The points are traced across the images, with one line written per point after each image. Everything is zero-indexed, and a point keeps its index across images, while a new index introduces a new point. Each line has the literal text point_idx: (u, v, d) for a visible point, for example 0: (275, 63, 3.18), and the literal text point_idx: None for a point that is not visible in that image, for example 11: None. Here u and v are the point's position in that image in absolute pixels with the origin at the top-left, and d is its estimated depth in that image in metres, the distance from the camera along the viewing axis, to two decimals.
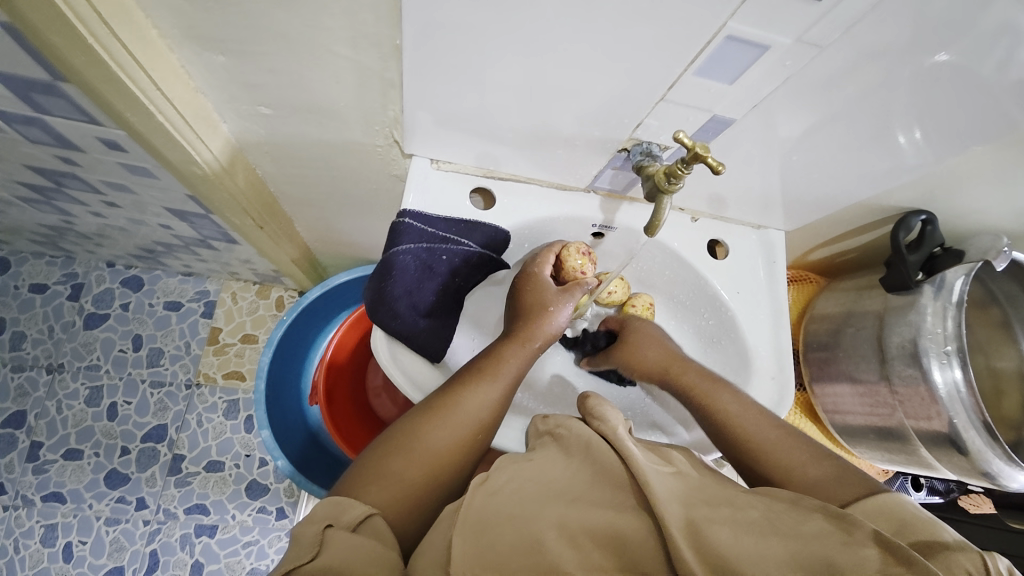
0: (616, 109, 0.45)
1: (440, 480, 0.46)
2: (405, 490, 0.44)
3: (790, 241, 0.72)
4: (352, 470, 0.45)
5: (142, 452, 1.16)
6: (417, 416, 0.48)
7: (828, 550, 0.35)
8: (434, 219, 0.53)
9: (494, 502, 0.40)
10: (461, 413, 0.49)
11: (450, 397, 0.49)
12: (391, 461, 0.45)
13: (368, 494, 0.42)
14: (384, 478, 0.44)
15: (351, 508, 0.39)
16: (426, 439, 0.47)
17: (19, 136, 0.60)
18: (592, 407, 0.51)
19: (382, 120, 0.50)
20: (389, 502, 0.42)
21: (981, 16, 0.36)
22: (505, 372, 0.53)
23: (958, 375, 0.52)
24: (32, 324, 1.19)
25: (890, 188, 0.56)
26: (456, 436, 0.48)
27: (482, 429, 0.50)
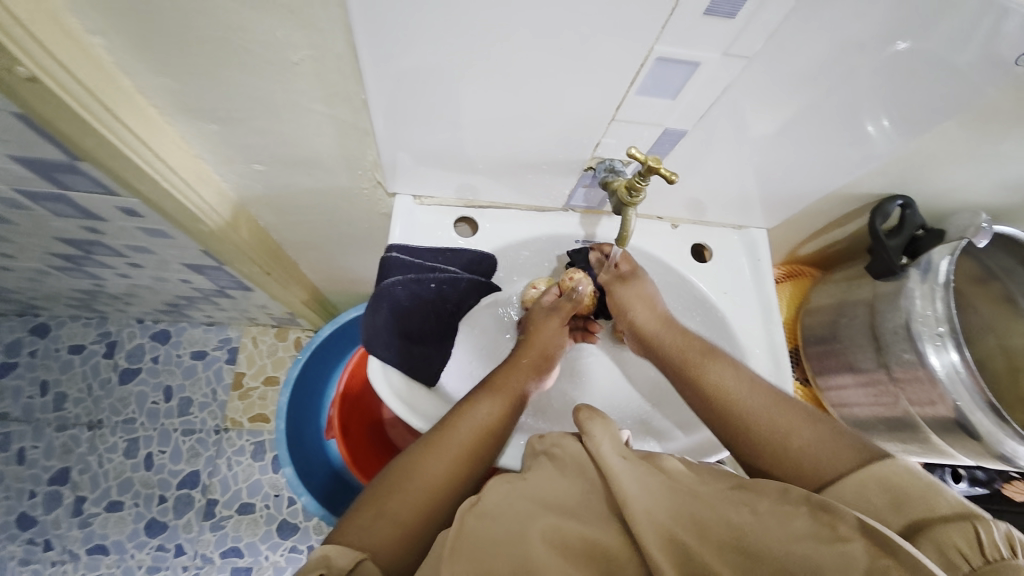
0: (573, 132, 0.48)
1: (434, 514, 0.47)
2: (398, 531, 0.44)
3: (776, 238, 0.73)
4: (348, 513, 0.47)
5: (179, 499, 1.20)
6: (411, 454, 0.50)
7: (814, 551, 0.36)
8: (420, 250, 0.57)
9: (479, 525, 0.40)
10: (455, 445, 0.50)
11: (443, 430, 0.51)
12: (386, 501, 0.46)
13: (361, 539, 0.43)
14: (380, 519, 0.45)
15: (343, 555, 0.41)
16: (419, 476, 0.48)
17: (51, 213, 0.66)
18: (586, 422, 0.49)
19: (364, 164, 0.55)
20: (384, 543, 0.43)
21: (901, 11, 0.38)
22: (502, 402, 0.55)
23: (955, 357, 0.51)
24: (72, 384, 1.26)
25: (860, 176, 0.57)
26: (447, 469, 0.49)
27: (475, 461, 0.51)
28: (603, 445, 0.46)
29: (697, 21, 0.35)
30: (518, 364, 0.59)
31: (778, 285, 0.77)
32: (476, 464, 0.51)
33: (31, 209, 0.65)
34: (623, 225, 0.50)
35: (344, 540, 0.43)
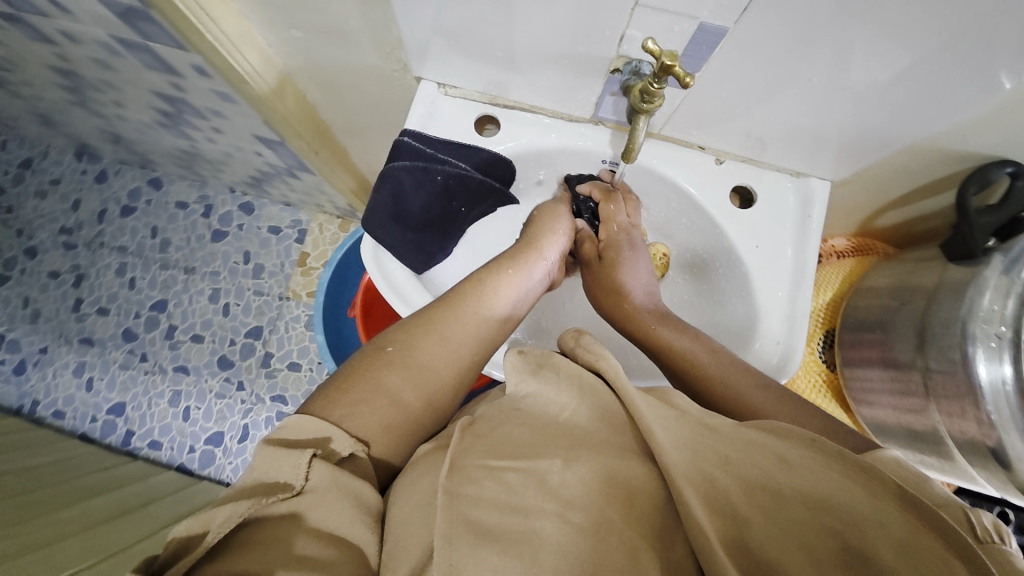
0: (595, 19, 0.43)
1: (429, 394, 0.47)
2: (394, 411, 0.44)
3: (845, 200, 0.62)
4: (328, 390, 0.43)
5: (244, 346, 1.41)
6: (405, 334, 0.48)
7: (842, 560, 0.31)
8: (433, 140, 0.56)
9: (478, 450, 0.39)
10: (455, 331, 0.50)
11: (442, 312, 0.50)
12: (383, 380, 0.45)
13: (354, 417, 0.41)
14: (374, 399, 0.43)
15: (337, 438, 0.39)
16: (414, 357, 0.47)
17: (142, 65, 0.74)
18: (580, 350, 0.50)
19: (391, 44, 0.54)
20: (377, 424, 0.42)
21: None
22: (506, 292, 0.54)
23: (1008, 368, 0.43)
24: (176, 234, 1.48)
25: (959, 130, 0.46)
26: (448, 356, 0.49)
27: (475, 349, 0.51)
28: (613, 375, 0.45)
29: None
30: (527, 257, 0.57)
31: (842, 258, 0.67)
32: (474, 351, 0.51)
33: (127, 59, 0.74)
34: (632, 137, 0.47)
35: (335, 419, 0.40)
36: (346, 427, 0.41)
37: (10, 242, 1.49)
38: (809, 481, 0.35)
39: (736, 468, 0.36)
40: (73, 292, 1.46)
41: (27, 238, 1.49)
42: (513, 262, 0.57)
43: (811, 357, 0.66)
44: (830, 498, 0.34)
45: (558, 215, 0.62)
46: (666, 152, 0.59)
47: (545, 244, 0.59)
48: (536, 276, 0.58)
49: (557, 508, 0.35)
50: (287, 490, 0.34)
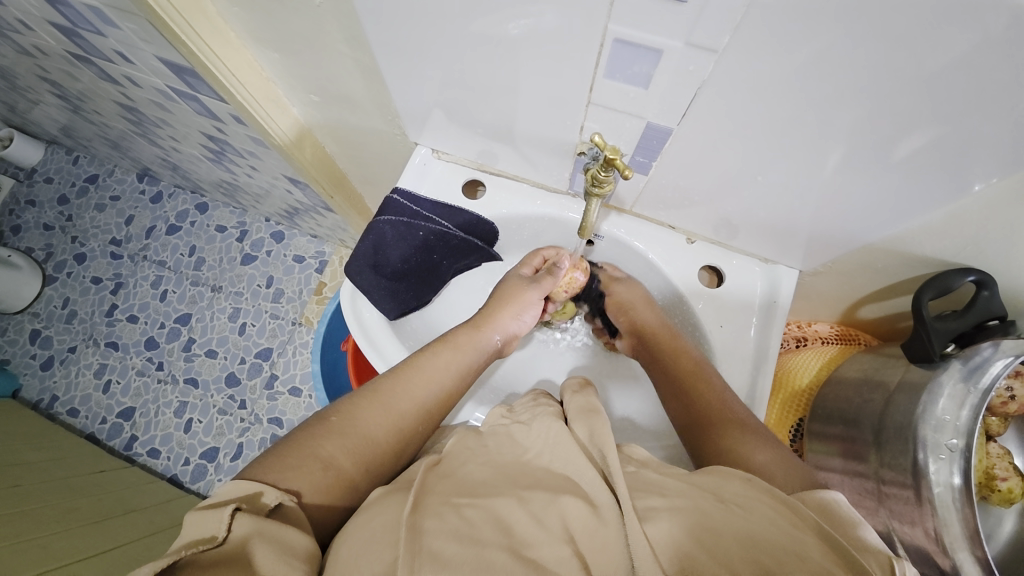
0: (561, 110, 0.48)
1: (367, 464, 0.46)
2: (328, 478, 0.43)
3: (820, 289, 0.63)
4: (275, 450, 0.44)
5: (252, 366, 1.48)
6: (352, 403, 0.50)
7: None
8: (420, 199, 0.61)
9: (444, 488, 0.41)
10: (396, 399, 0.51)
11: (388, 381, 0.52)
12: (321, 444, 0.45)
13: (289, 476, 0.42)
14: (306, 464, 0.43)
15: (266, 493, 0.39)
16: (356, 423, 0.48)
17: (191, 110, 0.85)
18: (577, 400, 0.53)
19: (394, 114, 0.60)
20: (311, 486, 0.42)
21: (940, 27, 0.30)
22: (452, 366, 0.56)
23: (958, 479, 0.43)
24: (210, 254, 1.60)
25: (914, 235, 0.46)
26: (388, 423, 0.49)
27: (421, 415, 0.52)
28: (596, 427, 0.47)
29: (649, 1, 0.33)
30: (476, 334, 0.60)
31: (823, 345, 0.66)
32: (417, 420, 0.52)
33: (179, 104, 0.84)
34: (586, 214, 0.52)
35: (269, 479, 0.41)
36: (278, 483, 0.41)
37: (65, 248, 1.65)
38: (743, 518, 0.36)
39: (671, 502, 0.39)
40: (110, 299, 1.58)
41: (81, 246, 1.65)
42: (463, 336, 0.59)
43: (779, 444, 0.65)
44: (759, 533, 0.34)
45: (522, 288, 0.64)
46: (641, 230, 0.63)
47: (497, 314, 0.62)
48: (483, 339, 0.60)
49: (512, 543, 0.36)
50: (211, 539, 0.34)
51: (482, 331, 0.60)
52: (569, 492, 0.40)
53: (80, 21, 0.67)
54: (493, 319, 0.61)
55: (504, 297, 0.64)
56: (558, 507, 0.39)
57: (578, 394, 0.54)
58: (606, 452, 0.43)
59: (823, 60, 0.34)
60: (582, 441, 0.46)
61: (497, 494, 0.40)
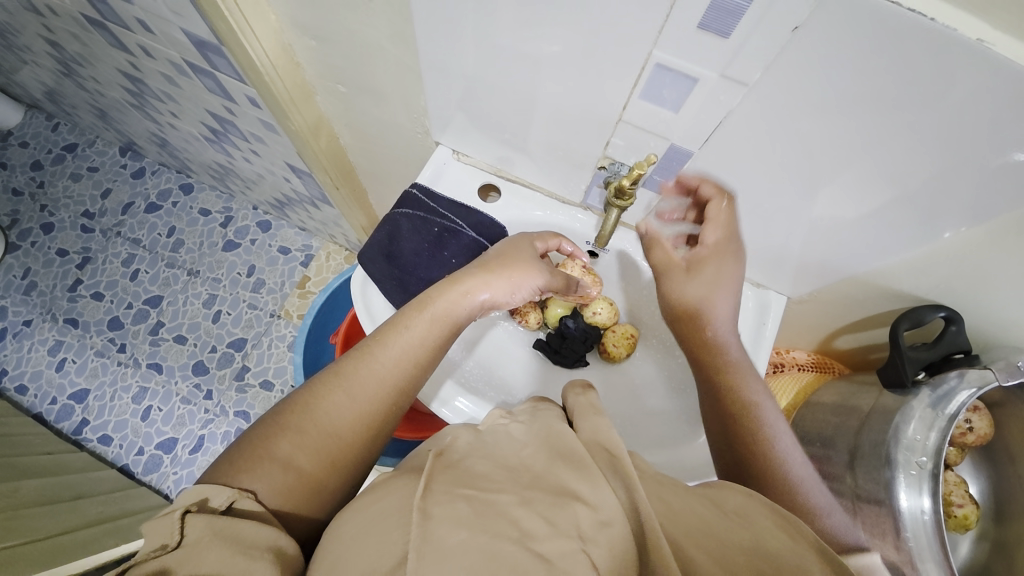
0: (589, 125, 0.51)
1: (332, 458, 0.45)
2: (288, 477, 0.42)
3: (803, 318, 0.67)
4: (235, 448, 0.44)
5: (223, 355, 1.43)
6: (317, 389, 0.48)
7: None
8: (437, 196, 0.63)
9: (455, 477, 0.39)
10: (359, 381, 0.48)
11: (352, 366, 0.49)
12: (278, 442, 0.44)
13: (244, 477, 0.41)
14: (263, 462, 0.42)
15: (220, 493, 0.38)
16: (315, 414, 0.46)
17: (203, 87, 0.84)
18: (579, 401, 0.50)
19: (420, 112, 0.62)
20: (270, 486, 0.41)
21: (940, 88, 0.34)
22: (426, 331, 0.53)
23: (926, 505, 0.46)
24: (190, 236, 1.56)
25: (896, 271, 0.51)
26: (353, 412, 0.47)
27: (390, 395, 0.49)
28: (599, 427, 0.44)
29: (694, 33, 0.37)
30: (454, 293, 0.55)
31: (800, 370, 0.70)
32: (385, 406, 0.49)
33: (191, 80, 0.83)
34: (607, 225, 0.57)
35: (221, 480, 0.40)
36: (232, 485, 0.40)
37: (34, 216, 1.56)
38: (746, 529, 0.37)
39: (680, 514, 0.37)
40: (75, 273, 1.50)
41: (50, 215, 1.57)
42: (439, 299, 0.55)
43: None
44: (762, 541, 0.36)
45: (518, 258, 0.58)
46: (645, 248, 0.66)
47: (474, 283, 0.56)
48: (461, 312, 0.55)
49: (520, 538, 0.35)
50: (164, 545, 0.34)
51: (461, 291, 0.55)
52: (571, 483, 0.38)
53: None
54: (473, 279, 0.56)
55: (499, 260, 0.58)
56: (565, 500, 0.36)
57: (585, 395, 0.51)
58: (615, 454, 0.41)
59: (838, 105, 0.38)
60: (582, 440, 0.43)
61: (505, 489, 0.38)
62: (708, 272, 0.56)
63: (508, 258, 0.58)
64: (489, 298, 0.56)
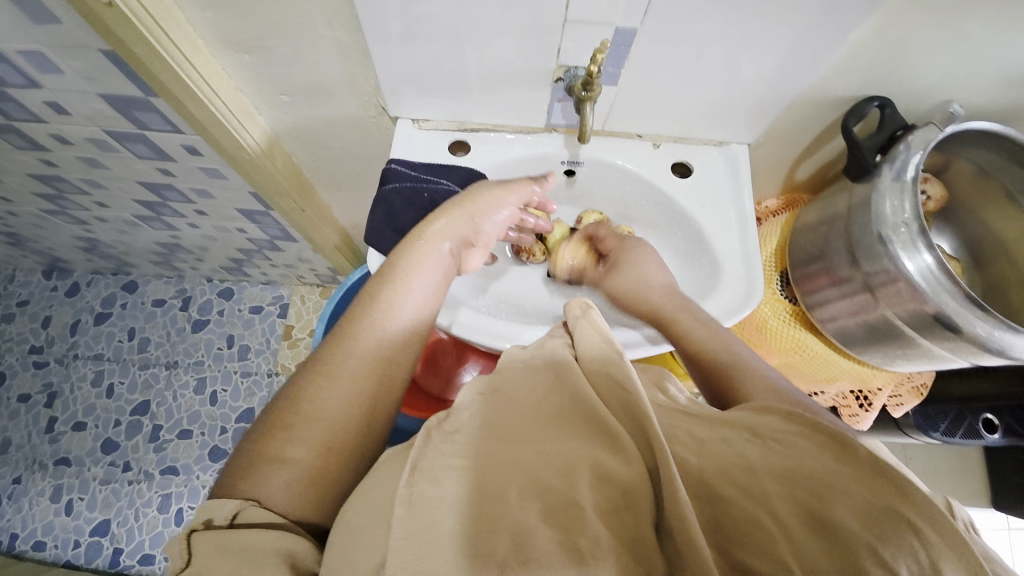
0: (536, 40, 0.54)
1: (328, 445, 0.41)
2: (286, 472, 0.39)
3: (767, 162, 0.74)
4: (237, 456, 0.41)
5: (236, 431, 1.38)
6: (299, 383, 0.44)
7: (843, 519, 0.28)
8: (416, 165, 0.65)
9: (454, 449, 0.34)
10: (342, 358, 0.45)
11: (331, 346, 0.46)
12: (270, 442, 0.40)
13: (247, 482, 0.38)
14: (263, 464, 0.39)
15: (224, 505, 0.36)
16: (302, 403, 0.42)
17: (132, 155, 0.81)
18: (580, 327, 0.43)
19: (371, 91, 0.63)
20: (277, 485, 0.38)
21: None
22: (399, 291, 0.51)
23: (928, 258, 0.54)
24: (154, 331, 1.48)
25: (831, 79, 0.58)
26: (341, 392, 0.43)
27: (376, 362, 0.46)
28: (606, 351, 0.39)
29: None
30: (418, 247, 0.55)
31: (776, 215, 0.78)
32: (371, 377, 0.45)
33: (118, 152, 0.80)
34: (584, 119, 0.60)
35: (230, 491, 0.38)
36: (236, 495, 0.37)
37: None
38: (780, 456, 0.32)
39: (710, 450, 0.33)
40: (46, 412, 1.40)
41: None
42: (402, 255, 0.54)
43: (775, 296, 0.74)
44: (793, 464, 0.31)
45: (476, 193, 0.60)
46: (612, 147, 0.69)
47: (436, 232, 0.56)
48: (430, 270, 0.54)
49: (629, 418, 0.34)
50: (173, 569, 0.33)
51: (420, 246, 0.55)
52: (582, 444, 0.32)
53: (5, 72, 0.64)
54: (425, 234, 0.56)
55: (465, 207, 0.59)
56: (559, 471, 0.31)
57: (584, 317, 0.44)
58: (629, 391, 0.35)
59: None
60: (590, 374, 0.38)
61: (502, 455, 0.33)
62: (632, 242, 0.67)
63: (441, 216, 0.57)
64: (451, 247, 0.56)
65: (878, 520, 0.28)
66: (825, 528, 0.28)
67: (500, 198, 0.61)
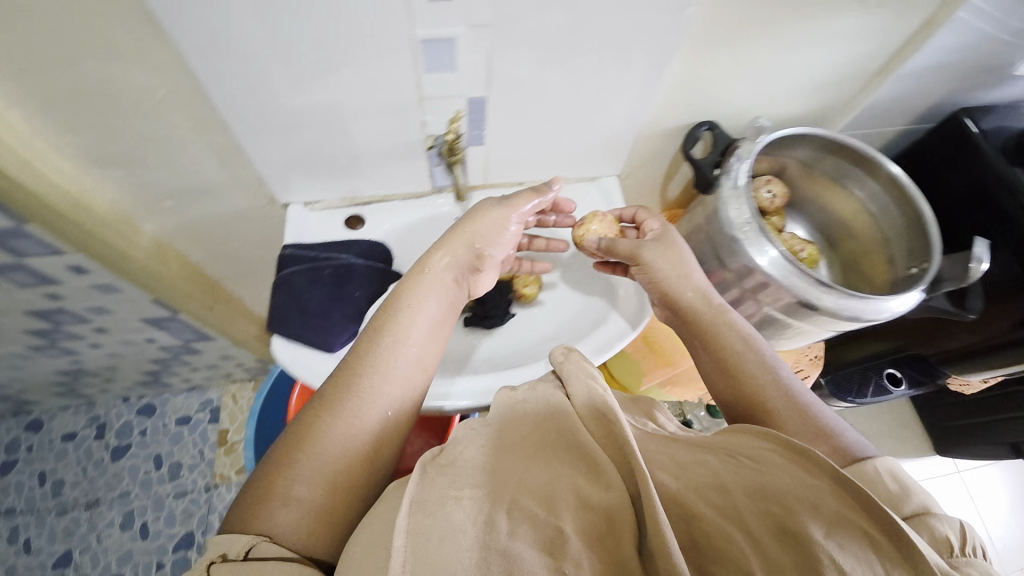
0: (400, 118, 0.59)
1: (341, 487, 0.42)
2: (298, 510, 0.40)
3: (640, 187, 0.83)
4: (247, 485, 0.42)
5: (176, 563, 1.25)
6: (306, 417, 0.45)
7: (810, 528, 0.32)
8: (312, 245, 0.67)
9: (459, 482, 0.35)
10: (352, 402, 0.45)
11: (347, 387, 0.46)
12: (277, 479, 0.41)
13: (263, 519, 0.40)
14: (274, 501, 0.40)
15: (237, 540, 0.38)
16: (310, 441, 0.43)
17: (12, 285, 0.77)
18: (568, 369, 0.46)
19: (256, 183, 0.66)
20: (296, 521, 0.40)
21: None
22: (411, 330, 0.51)
23: (774, 251, 0.62)
24: (68, 469, 1.33)
25: (666, 113, 0.67)
26: (355, 435, 0.44)
27: (391, 405, 0.47)
28: (592, 389, 0.42)
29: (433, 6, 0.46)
30: (419, 286, 0.54)
31: None
32: (386, 418, 0.46)
33: None
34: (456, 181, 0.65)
35: (241, 526, 0.40)
36: (248, 530, 0.39)
37: None
38: (748, 473, 0.36)
39: (688, 473, 0.37)
40: None
41: None
42: (401, 298, 0.53)
43: None
44: (768, 484, 0.35)
45: (476, 222, 0.59)
46: (499, 197, 0.75)
47: (440, 265, 0.56)
48: (435, 305, 0.54)
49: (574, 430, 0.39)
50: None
51: (427, 282, 0.54)
52: (566, 476, 0.35)
53: None
54: (422, 277, 0.55)
55: (466, 234, 0.58)
56: (550, 507, 0.33)
57: (568, 360, 0.47)
58: (613, 421, 0.38)
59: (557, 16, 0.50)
60: (584, 417, 0.40)
61: (496, 489, 0.34)
62: (653, 256, 0.61)
63: (456, 256, 0.57)
64: (456, 281, 0.57)
65: (845, 526, 0.32)
66: (793, 538, 0.31)
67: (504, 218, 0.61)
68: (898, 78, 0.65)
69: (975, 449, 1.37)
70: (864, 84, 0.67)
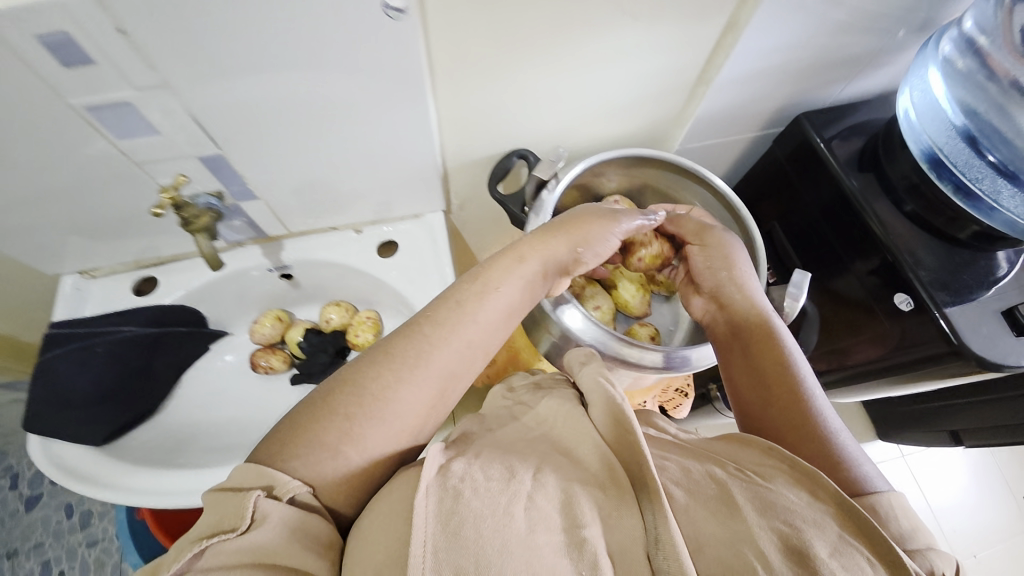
0: (136, 181, 0.52)
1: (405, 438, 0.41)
2: (341, 459, 0.38)
3: (485, 214, 0.75)
4: (284, 427, 0.39)
5: None
6: (352, 369, 0.42)
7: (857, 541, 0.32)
8: (87, 320, 0.60)
9: (553, 465, 0.35)
10: (438, 353, 0.43)
11: (417, 343, 0.43)
12: (326, 427, 0.38)
13: (297, 461, 0.37)
14: (310, 452, 0.37)
15: (279, 477, 0.35)
16: (381, 398, 0.40)
17: None
18: (587, 375, 0.44)
19: (16, 257, 0.60)
20: (324, 477, 0.37)
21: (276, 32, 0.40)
22: (514, 280, 0.48)
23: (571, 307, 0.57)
24: None
25: (466, 147, 0.60)
26: (429, 393, 0.42)
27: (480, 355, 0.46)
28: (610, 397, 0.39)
29: (72, 72, 0.39)
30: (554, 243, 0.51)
31: None
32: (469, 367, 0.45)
33: None
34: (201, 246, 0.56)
35: (268, 461, 0.36)
36: (284, 468, 0.36)
37: None
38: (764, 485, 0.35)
39: (695, 482, 0.35)
40: None
41: None
42: (522, 246, 0.51)
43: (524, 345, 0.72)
44: (778, 495, 0.33)
45: (588, 218, 0.54)
46: (313, 243, 0.68)
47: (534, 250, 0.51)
48: (517, 290, 0.49)
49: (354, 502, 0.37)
50: (231, 530, 0.31)
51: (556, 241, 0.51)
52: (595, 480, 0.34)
53: None
54: (576, 229, 0.52)
55: (574, 232, 0.52)
56: (593, 488, 0.33)
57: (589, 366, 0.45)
58: (624, 420, 0.37)
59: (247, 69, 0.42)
60: (576, 432, 0.39)
61: (521, 467, 0.34)
62: (715, 242, 0.58)
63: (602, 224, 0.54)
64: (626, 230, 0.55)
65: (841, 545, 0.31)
66: (803, 560, 0.30)
67: (609, 228, 0.54)
68: (718, 88, 0.57)
69: (920, 440, 1.17)
70: (686, 95, 0.60)
